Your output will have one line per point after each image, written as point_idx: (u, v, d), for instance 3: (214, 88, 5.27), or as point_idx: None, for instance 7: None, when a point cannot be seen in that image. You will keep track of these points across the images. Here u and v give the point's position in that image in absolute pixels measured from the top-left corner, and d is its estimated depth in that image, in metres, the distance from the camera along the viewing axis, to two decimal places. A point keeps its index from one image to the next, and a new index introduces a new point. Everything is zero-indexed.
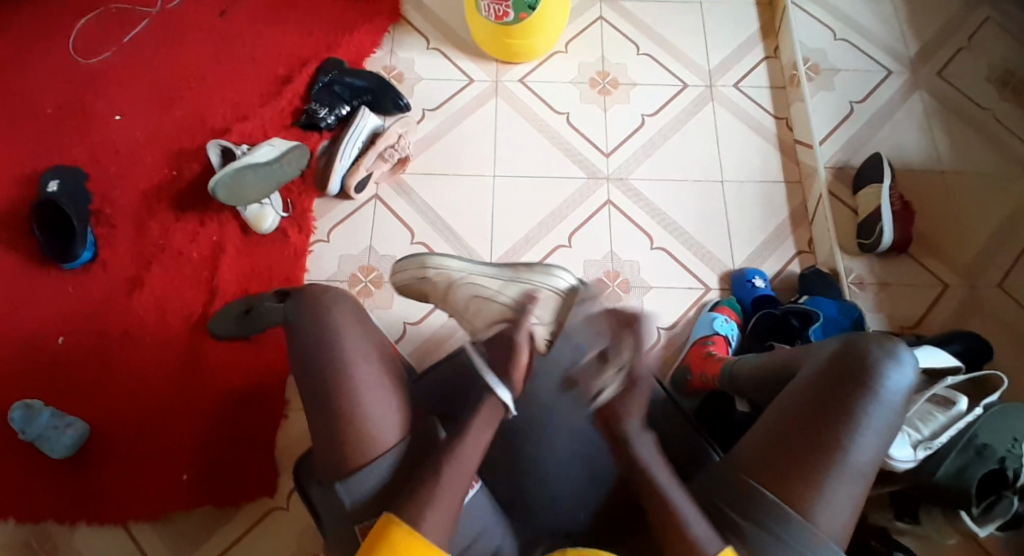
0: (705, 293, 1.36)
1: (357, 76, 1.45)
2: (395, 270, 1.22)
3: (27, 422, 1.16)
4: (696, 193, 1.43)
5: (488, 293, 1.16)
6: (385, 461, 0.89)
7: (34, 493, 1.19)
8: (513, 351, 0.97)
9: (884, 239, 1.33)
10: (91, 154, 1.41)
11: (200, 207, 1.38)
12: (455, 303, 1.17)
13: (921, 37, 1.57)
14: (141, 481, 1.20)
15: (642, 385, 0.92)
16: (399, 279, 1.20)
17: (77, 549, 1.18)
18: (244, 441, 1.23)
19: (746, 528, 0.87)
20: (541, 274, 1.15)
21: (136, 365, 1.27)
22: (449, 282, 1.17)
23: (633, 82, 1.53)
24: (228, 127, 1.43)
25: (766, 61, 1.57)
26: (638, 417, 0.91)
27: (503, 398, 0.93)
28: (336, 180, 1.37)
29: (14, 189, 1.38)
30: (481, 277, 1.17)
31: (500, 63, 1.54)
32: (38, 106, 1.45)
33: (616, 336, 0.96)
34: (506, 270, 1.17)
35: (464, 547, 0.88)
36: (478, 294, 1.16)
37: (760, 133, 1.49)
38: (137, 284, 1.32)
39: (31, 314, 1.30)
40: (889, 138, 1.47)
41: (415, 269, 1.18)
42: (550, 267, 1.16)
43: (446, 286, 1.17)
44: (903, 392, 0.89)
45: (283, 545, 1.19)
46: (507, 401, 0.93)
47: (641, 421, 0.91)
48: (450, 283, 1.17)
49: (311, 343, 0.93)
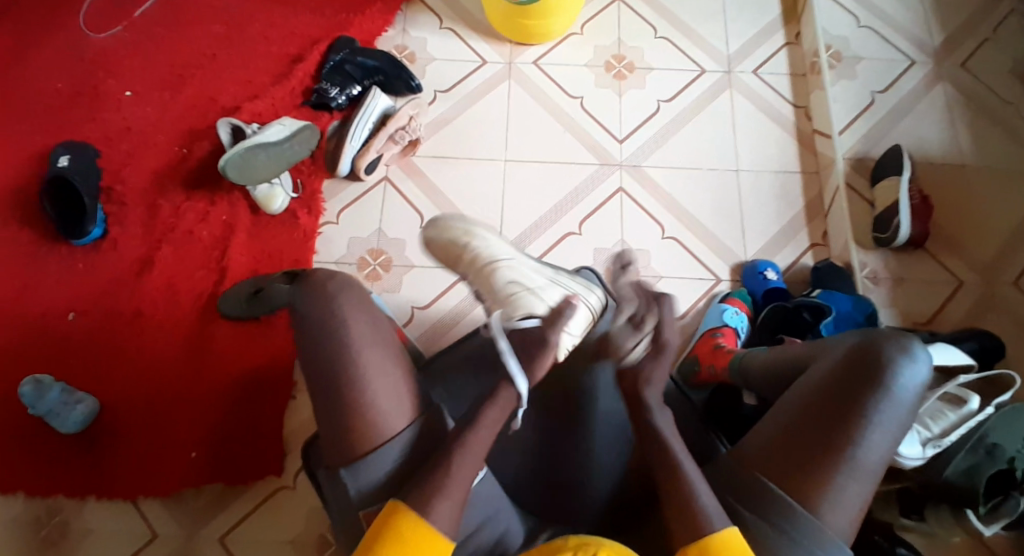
0: (716, 284, 1.35)
1: (369, 55, 1.43)
2: (429, 231, 1.15)
3: (37, 398, 1.15)
4: (709, 182, 1.41)
5: (528, 283, 1.07)
6: (392, 447, 0.89)
7: (47, 466, 1.21)
8: (539, 352, 0.94)
9: (900, 234, 1.30)
10: (102, 130, 1.41)
11: (210, 186, 1.38)
12: (490, 279, 1.07)
13: (947, 26, 1.52)
14: (151, 458, 1.22)
15: (668, 351, 0.94)
16: (434, 238, 1.13)
17: (88, 522, 1.20)
18: (252, 421, 1.24)
19: (752, 519, 0.87)
20: (581, 286, 1.12)
21: (145, 344, 1.28)
22: (491, 261, 1.09)
23: (649, 66, 1.50)
24: (238, 105, 1.42)
25: (787, 47, 1.53)
26: (657, 393, 0.92)
27: (519, 388, 0.92)
28: (346, 161, 1.35)
29: (25, 165, 1.38)
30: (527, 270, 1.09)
31: (514, 44, 1.51)
32: (50, 81, 1.44)
33: (645, 304, 0.98)
34: (548, 271, 1.12)
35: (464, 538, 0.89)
36: (518, 280, 1.07)
37: (777, 122, 1.46)
38: (147, 264, 1.33)
39: (43, 290, 1.31)
40: (909, 130, 1.44)
41: (460, 232, 1.11)
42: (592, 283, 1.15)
43: (488, 261, 1.09)
44: (916, 389, 0.88)
45: (290, 524, 1.21)
46: (521, 392, 0.92)
47: (659, 396, 0.92)
48: (492, 262, 1.08)
49: (314, 329, 0.93)
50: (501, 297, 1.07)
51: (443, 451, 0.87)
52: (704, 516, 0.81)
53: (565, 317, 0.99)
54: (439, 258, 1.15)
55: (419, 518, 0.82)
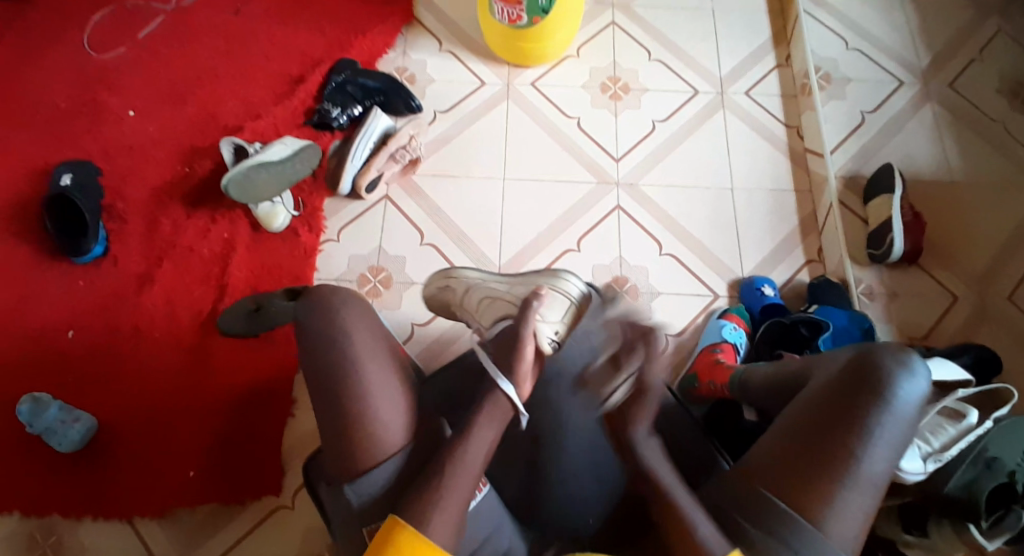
0: (713, 300, 1.36)
1: (369, 77, 1.46)
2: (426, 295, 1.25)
3: (35, 416, 1.15)
4: (705, 199, 1.43)
5: (498, 293, 1.16)
6: (392, 463, 0.90)
7: (40, 485, 1.20)
8: (516, 348, 0.96)
9: (894, 250, 1.32)
10: (105, 149, 1.42)
11: (212, 204, 1.39)
12: (470, 304, 1.17)
13: (933, 48, 1.57)
14: (147, 477, 1.20)
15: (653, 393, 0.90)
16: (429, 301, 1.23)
17: (82, 542, 1.18)
18: (251, 439, 1.24)
19: (756, 535, 0.86)
20: (551, 278, 1.17)
21: (144, 361, 1.27)
22: (467, 288, 1.19)
23: (644, 87, 1.53)
24: (241, 125, 1.44)
25: (778, 69, 1.57)
26: (645, 423, 0.90)
27: (508, 392, 0.93)
28: (347, 180, 1.37)
29: (26, 182, 1.39)
30: (496, 283, 1.18)
31: (512, 66, 1.54)
32: (53, 101, 1.46)
33: (628, 345, 0.96)
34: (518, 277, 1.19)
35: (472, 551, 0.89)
36: (489, 294, 1.16)
37: (770, 140, 1.49)
38: (148, 280, 1.33)
39: (41, 306, 1.30)
40: (899, 148, 1.47)
41: (440, 280, 1.22)
42: (561, 272, 1.18)
43: (464, 290, 1.19)
44: (916, 403, 0.89)
45: (289, 543, 1.19)
46: (512, 396, 0.93)
47: (650, 425, 0.90)
48: (468, 288, 1.19)
49: (318, 340, 0.94)
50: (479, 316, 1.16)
51: (450, 460, 0.88)
52: (703, 543, 0.82)
53: (533, 308, 1.01)
54: (443, 316, 1.23)
55: (420, 535, 0.81)
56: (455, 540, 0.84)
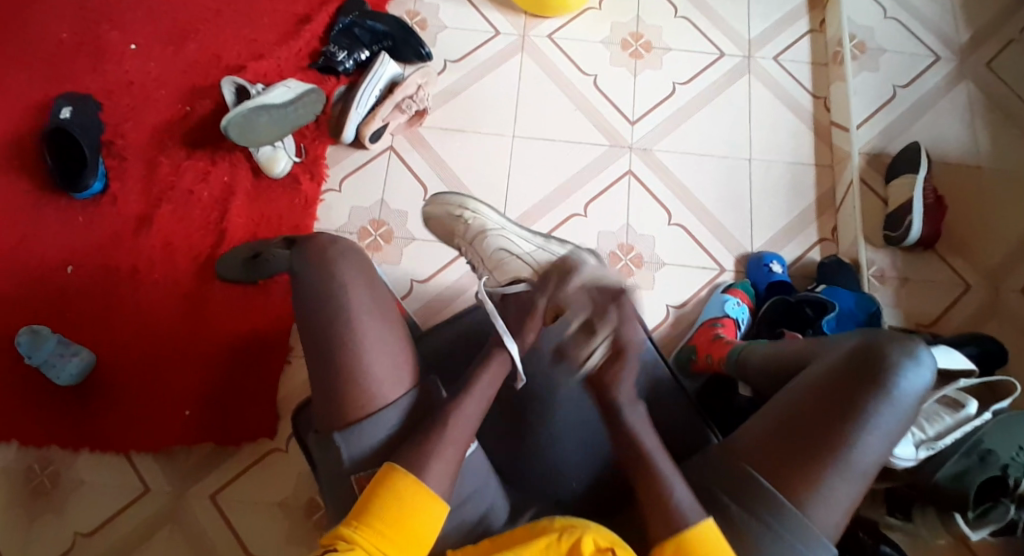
0: (719, 274, 1.33)
1: (378, 19, 1.39)
2: (429, 204, 1.20)
3: (33, 349, 1.15)
4: (721, 170, 1.38)
5: (517, 251, 1.11)
6: (384, 415, 0.89)
7: (38, 418, 1.22)
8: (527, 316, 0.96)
9: (911, 234, 1.28)
10: (104, 83, 1.38)
11: (213, 146, 1.36)
12: (481, 249, 1.14)
13: (975, 22, 1.48)
14: (144, 416, 1.22)
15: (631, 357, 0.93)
16: (433, 213, 1.19)
17: (79, 474, 1.21)
18: (244, 384, 1.24)
19: (735, 510, 0.86)
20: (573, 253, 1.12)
21: (142, 300, 1.27)
22: (482, 230, 1.14)
23: (667, 46, 1.46)
24: (244, 65, 1.39)
25: (810, 35, 1.48)
26: (627, 391, 0.92)
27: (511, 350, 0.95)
28: (350, 128, 1.33)
29: (25, 114, 1.36)
30: (515, 237, 1.13)
31: (530, 16, 1.47)
32: (52, 29, 1.41)
33: (599, 308, 0.97)
34: (539, 238, 1.14)
35: (454, 505, 0.88)
36: (507, 248, 1.11)
37: (795, 110, 1.43)
38: (147, 220, 1.31)
39: (41, 241, 1.30)
40: (928, 127, 1.40)
41: (454, 206, 1.17)
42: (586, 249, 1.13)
43: (477, 231, 1.15)
44: (917, 394, 0.87)
45: (281, 485, 1.22)
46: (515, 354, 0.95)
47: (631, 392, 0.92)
48: (483, 231, 1.14)
49: (313, 290, 0.92)
50: (490, 264, 1.12)
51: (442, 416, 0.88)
52: (679, 509, 0.81)
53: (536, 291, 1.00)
54: (440, 234, 1.22)
55: (410, 478, 0.83)
56: (449, 492, 0.85)
